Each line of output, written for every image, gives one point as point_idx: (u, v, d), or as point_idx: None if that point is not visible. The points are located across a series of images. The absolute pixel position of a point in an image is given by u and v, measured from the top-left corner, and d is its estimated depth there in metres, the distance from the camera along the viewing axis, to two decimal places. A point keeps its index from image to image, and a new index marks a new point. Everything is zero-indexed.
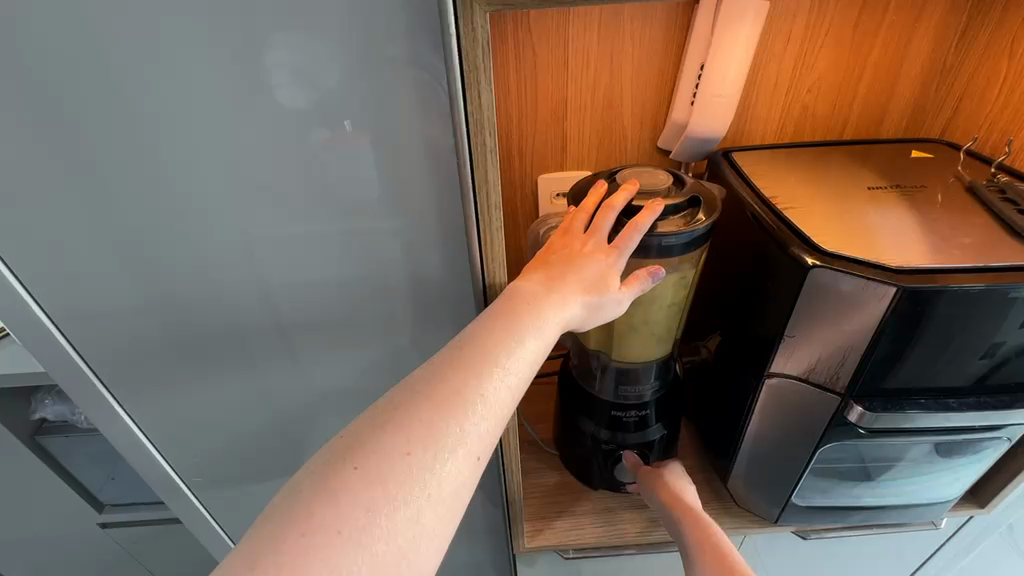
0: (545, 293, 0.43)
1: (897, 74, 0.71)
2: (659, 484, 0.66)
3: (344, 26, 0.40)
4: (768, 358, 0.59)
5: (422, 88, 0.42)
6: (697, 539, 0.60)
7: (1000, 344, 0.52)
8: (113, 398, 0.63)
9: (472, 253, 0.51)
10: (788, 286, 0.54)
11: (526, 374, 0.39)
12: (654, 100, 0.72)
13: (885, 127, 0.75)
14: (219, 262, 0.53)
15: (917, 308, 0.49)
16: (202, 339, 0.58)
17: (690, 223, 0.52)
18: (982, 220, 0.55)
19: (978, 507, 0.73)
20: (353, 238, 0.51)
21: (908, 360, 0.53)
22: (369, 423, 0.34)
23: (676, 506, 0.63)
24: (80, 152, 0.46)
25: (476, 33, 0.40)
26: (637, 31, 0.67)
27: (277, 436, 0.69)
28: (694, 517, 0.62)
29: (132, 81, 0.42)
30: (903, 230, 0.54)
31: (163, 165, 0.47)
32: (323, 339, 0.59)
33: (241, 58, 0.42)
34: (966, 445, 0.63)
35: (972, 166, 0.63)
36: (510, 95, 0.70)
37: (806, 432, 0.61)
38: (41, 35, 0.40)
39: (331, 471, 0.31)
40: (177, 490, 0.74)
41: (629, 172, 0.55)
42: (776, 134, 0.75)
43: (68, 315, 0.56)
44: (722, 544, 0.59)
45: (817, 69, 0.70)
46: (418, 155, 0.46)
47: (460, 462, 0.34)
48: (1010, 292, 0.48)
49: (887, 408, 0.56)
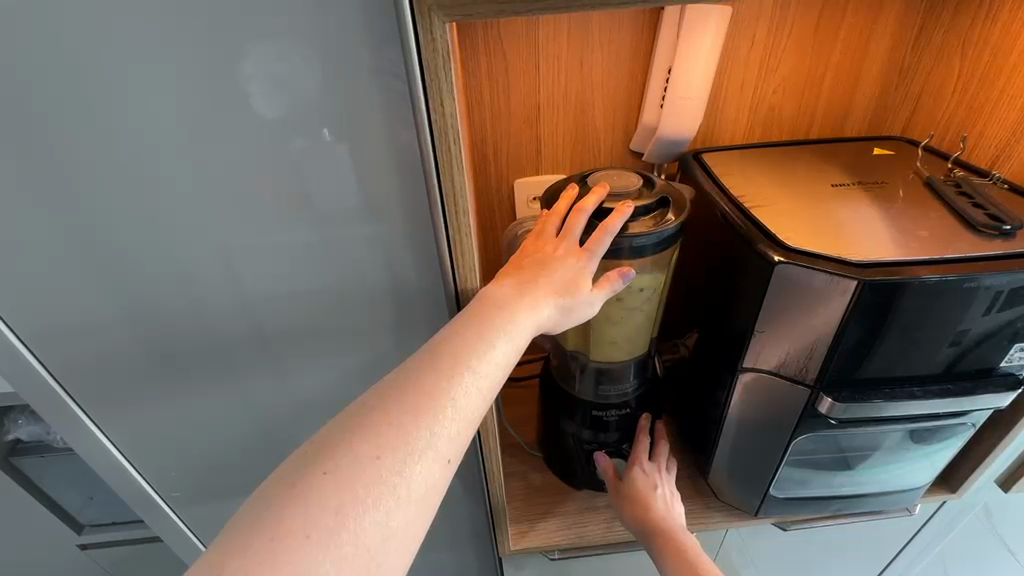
0: (517, 297, 0.44)
1: (858, 73, 0.73)
2: (628, 501, 0.66)
3: (315, 36, 0.40)
4: (742, 353, 0.60)
5: (392, 96, 0.43)
6: (663, 543, 0.61)
7: (962, 333, 0.54)
8: (87, 415, 0.62)
9: (444, 259, 0.51)
10: (758, 281, 0.55)
11: (497, 378, 0.40)
12: (626, 101, 0.73)
13: (848, 127, 0.78)
14: (196, 272, 0.52)
15: (880, 299, 0.50)
16: (181, 351, 0.58)
17: (660, 224, 0.53)
18: (940, 214, 0.57)
19: (949, 492, 0.75)
20: (331, 248, 0.51)
21: (875, 350, 0.54)
22: (339, 428, 0.34)
23: (646, 524, 0.63)
24: (40, 164, 0.45)
25: (436, 42, 0.40)
26: (606, 37, 0.68)
27: (258, 446, 0.68)
28: (660, 530, 0.62)
29: (97, 95, 0.42)
30: (867, 226, 0.56)
31: (135, 177, 0.46)
32: (303, 347, 0.59)
33: (209, 71, 0.42)
34: (936, 432, 0.66)
35: (929, 162, 0.65)
36: (483, 99, 0.71)
37: (781, 424, 0.62)
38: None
39: (302, 477, 0.31)
40: (155, 506, 0.73)
41: (601, 174, 0.56)
42: (744, 134, 0.77)
43: (38, 331, 0.55)
44: (688, 548, 0.60)
45: (781, 70, 0.72)
46: (390, 164, 0.46)
47: (431, 465, 0.34)
48: (968, 283, 0.50)
49: (855, 398, 0.57)
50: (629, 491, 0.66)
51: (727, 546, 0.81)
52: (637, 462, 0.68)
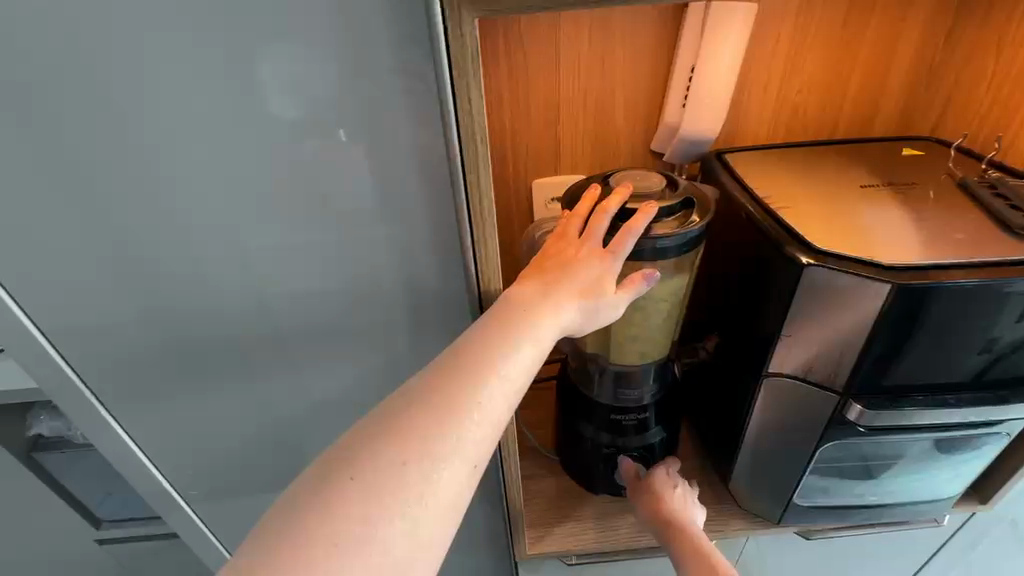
0: (540, 300, 0.43)
1: (887, 72, 0.71)
2: (650, 498, 0.65)
3: (338, 33, 0.40)
4: (766, 357, 0.59)
5: (415, 94, 0.42)
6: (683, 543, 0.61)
7: (999, 338, 0.52)
8: (108, 413, 0.63)
9: (466, 259, 0.51)
10: (783, 284, 0.54)
11: (522, 382, 0.39)
12: (647, 101, 0.72)
13: (876, 127, 0.76)
14: (217, 272, 0.52)
15: (913, 304, 0.49)
16: (201, 350, 0.58)
17: (685, 225, 0.52)
18: (975, 217, 0.55)
19: (980, 503, 0.73)
20: (351, 247, 0.51)
21: (906, 356, 0.53)
22: (364, 435, 0.33)
23: (666, 522, 0.63)
24: (63, 161, 0.45)
25: (463, 39, 0.40)
26: (627, 36, 0.67)
27: (276, 445, 0.68)
28: (680, 529, 0.62)
29: (121, 93, 0.42)
30: (898, 228, 0.54)
31: (158, 178, 0.46)
32: (321, 347, 0.58)
33: (232, 71, 0.42)
34: (967, 441, 0.64)
35: (962, 163, 0.64)
36: (502, 97, 0.70)
37: (807, 431, 0.61)
38: (19, 43, 0.40)
39: (330, 483, 0.31)
40: (173, 504, 0.73)
41: (623, 175, 0.55)
42: (768, 134, 0.75)
43: (61, 330, 0.55)
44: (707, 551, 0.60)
45: (807, 69, 0.71)
46: (411, 162, 0.46)
47: (456, 471, 0.34)
48: (1005, 288, 0.48)
49: (886, 405, 0.56)
50: (652, 489, 0.65)
51: (747, 554, 0.80)
52: (660, 466, 0.68)
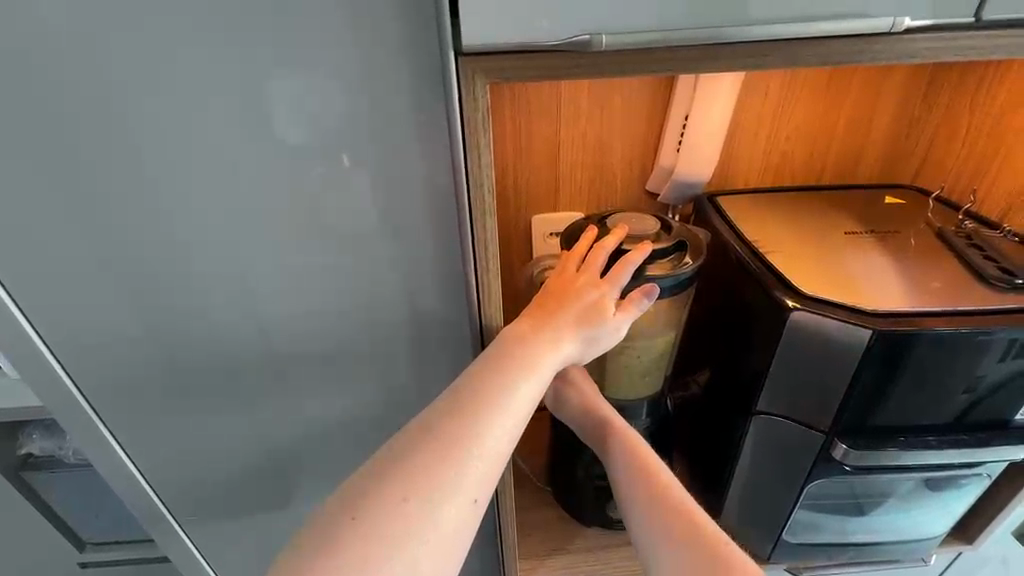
0: (539, 336, 0.45)
1: (869, 124, 0.75)
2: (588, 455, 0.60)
3: (357, 78, 0.43)
4: (754, 397, 0.60)
5: (428, 135, 0.46)
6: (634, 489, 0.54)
7: (979, 381, 0.54)
8: (111, 432, 0.63)
9: (470, 296, 0.54)
10: (770, 326, 0.56)
11: (522, 418, 0.40)
12: (642, 145, 0.76)
13: (861, 173, 0.79)
14: (227, 296, 0.54)
15: (894, 348, 0.52)
16: (206, 371, 0.59)
17: (677, 267, 0.54)
18: (951, 265, 0.58)
19: (966, 544, 0.73)
20: (357, 276, 0.53)
21: (889, 398, 0.55)
22: (368, 475, 0.36)
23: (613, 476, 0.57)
24: (91, 187, 0.48)
25: (476, 101, 0.45)
26: (625, 88, 0.71)
27: (273, 467, 0.68)
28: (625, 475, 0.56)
29: (155, 127, 0.45)
30: (882, 275, 0.57)
31: (177, 205, 0.49)
32: (324, 373, 0.60)
33: (256, 109, 0.45)
34: (951, 480, 0.65)
35: (940, 212, 0.67)
36: (505, 138, 0.73)
37: (795, 468, 0.63)
38: (61, 77, 0.43)
39: (331, 523, 0.34)
40: (168, 527, 0.73)
41: (620, 217, 0.58)
42: (758, 177, 0.78)
43: (73, 349, 0.57)
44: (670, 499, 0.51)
45: (795, 119, 0.74)
46: (420, 197, 0.48)
47: (456, 508, 0.35)
48: (981, 335, 0.51)
49: (869, 445, 0.57)
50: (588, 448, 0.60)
51: None
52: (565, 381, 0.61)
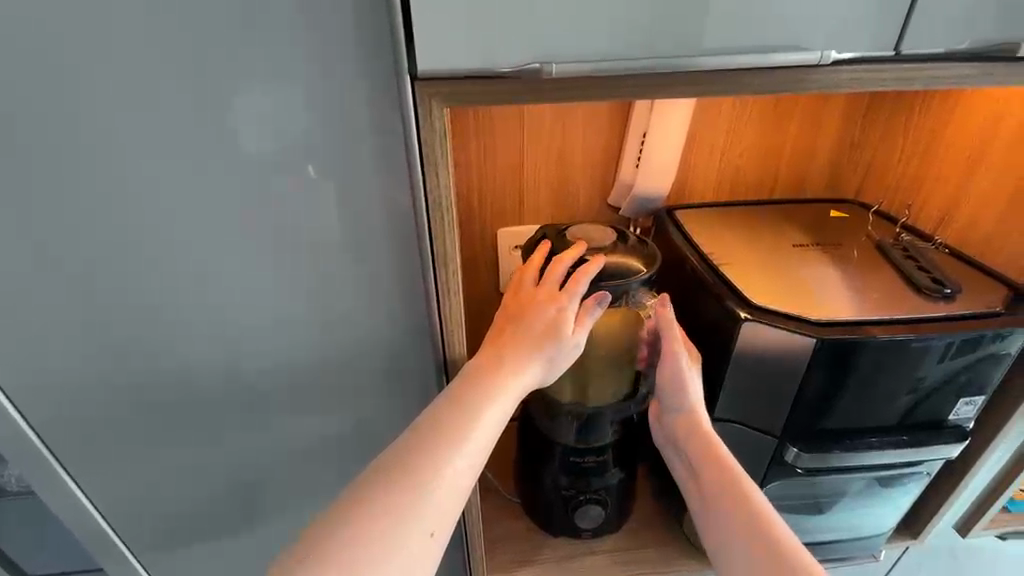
0: (498, 366, 0.48)
1: (815, 143, 0.79)
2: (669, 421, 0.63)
3: (314, 97, 0.43)
4: (713, 404, 0.63)
5: (387, 154, 0.46)
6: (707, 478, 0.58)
7: (921, 382, 0.58)
8: (56, 459, 0.60)
9: (432, 313, 0.54)
10: (724, 338, 0.59)
11: (479, 451, 0.43)
12: (603, 162, 0.78)
13: (809, 186, 0.82)
14: (180, 314, 0.52)
15: (837, 355, 0.55)
16: (158, 393, 0.57)
17: (632, 274, 0.56)
18: (889, 276, 0.62)
19: (911, 538, 0.77)
20: (316, 292, 0.52)
21: (836, 401, 0.58)
22: (328, 511, 0.39)
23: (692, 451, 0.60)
24: (33, 204, 0.46)
25: (434, 121, 0.45)
26: (586, 107, 0.74)
27: (232, 489, 0.66)
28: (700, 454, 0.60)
29: (102, 142, 0.44)
30: (827, 286, 0.60)
31: (126, 222, 0.47)
32: (284, 391, 0.59)
33: (209, 126, 0.44)
34: (897, 478, 0.69)
35: (879, 225, 0.72)
36: (469, 154, 0.74)
37: (751, 472, 0.65)
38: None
39: (289, 557, 0.37)
40: (119, 557, 0.69)
41: (577, 229, 0.60)
42: (713, 191, 0.82)
43: (14, 372, 0.54)
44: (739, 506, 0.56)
45: (746, 137, 0.78)
46: (380, 215, 0.49)
47: (409, 540, 0.38)
48: (916, 341, 0.54)
49: (819, 447, 0.60)
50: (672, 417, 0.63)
51: None
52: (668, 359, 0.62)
